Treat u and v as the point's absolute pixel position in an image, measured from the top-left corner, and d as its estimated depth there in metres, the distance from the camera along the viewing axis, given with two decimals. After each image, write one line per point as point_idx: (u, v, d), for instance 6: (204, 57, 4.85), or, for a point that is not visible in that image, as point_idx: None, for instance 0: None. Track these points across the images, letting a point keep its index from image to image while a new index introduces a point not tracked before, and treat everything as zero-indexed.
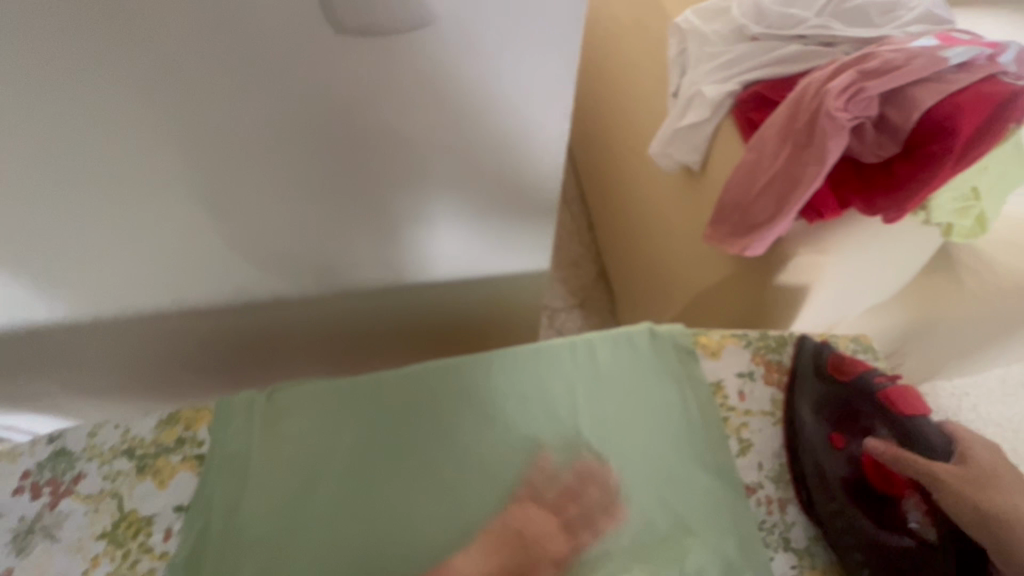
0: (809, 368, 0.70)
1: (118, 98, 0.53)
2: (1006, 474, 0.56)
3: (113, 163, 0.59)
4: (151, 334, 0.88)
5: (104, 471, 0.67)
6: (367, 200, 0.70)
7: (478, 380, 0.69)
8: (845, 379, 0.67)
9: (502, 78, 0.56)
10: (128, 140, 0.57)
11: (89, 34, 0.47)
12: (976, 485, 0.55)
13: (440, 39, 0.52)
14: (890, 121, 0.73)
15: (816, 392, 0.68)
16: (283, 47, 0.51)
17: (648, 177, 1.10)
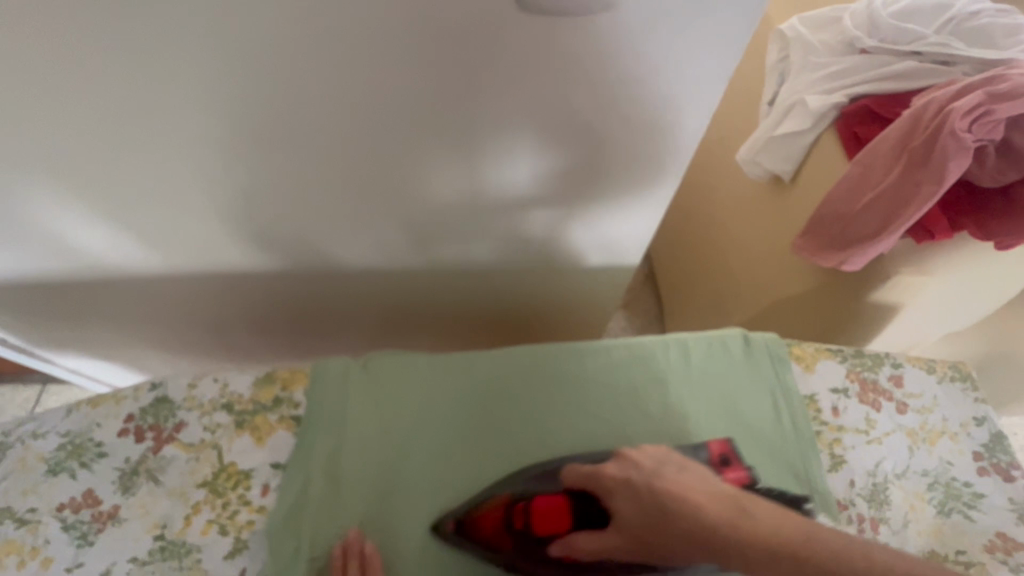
0: (480, 551, 0.61)
1: (278, 70, 0.54)
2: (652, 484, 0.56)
3: (256, 127, 0.60)
4: (238, 293, 0.90)
5: (205, 422, 0.69)
6: (476, 185, 0.71)
7: (571, 369, 0.71)
8: (514, 536, 0.61)
9: (638, 78, 0.57)
10: (275, 110, 0.59)
11: (270, 9, 0.48)
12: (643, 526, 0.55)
13: (588, 39, 0.53)
14: (1015, 146, 0.71)
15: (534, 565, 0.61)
16: (443, 37, 0.52)
17: (729, 182, 1.09)
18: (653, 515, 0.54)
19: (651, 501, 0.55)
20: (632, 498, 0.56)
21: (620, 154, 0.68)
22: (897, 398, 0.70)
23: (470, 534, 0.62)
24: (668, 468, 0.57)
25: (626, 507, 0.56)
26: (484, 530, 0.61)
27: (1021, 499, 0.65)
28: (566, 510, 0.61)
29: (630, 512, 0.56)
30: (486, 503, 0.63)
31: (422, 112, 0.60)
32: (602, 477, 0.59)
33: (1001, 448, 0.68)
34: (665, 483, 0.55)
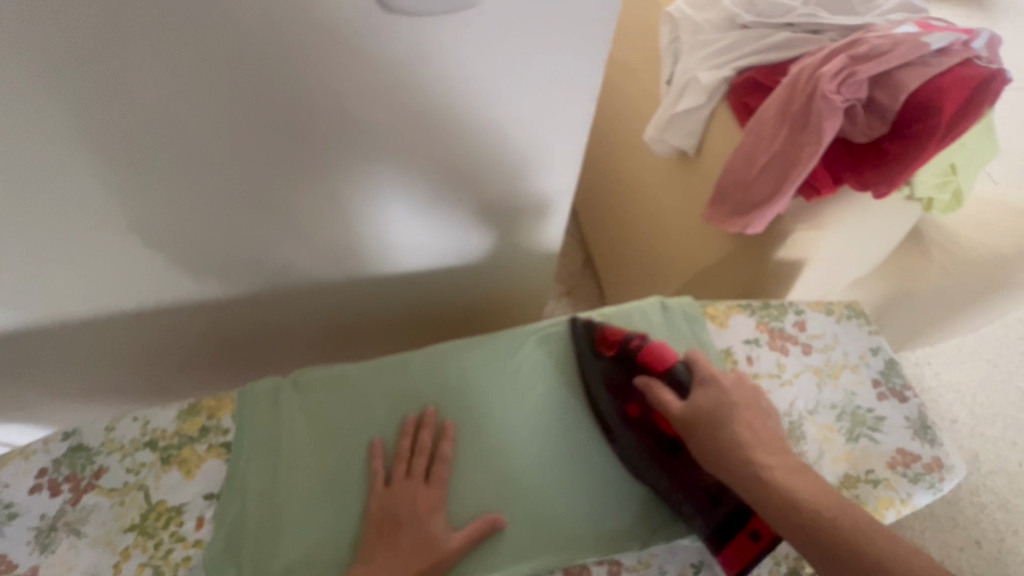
0: (590, 347, 0.71)
1: (145, 83, 0.53)
2: (744, 408, 0.61)
3: (139, 147, 0.58)
4: (155, 331, 0.86)
5: (127, 463, 0.65)
6: (379, 190, 0.71)
7: (502, 355, 0.73)
8: (617, 352, 0.69)
9: (523, 71, 0.59)
10: (152, 125, 0.57)
11: (123, 20, 0.47)
12: (698, 421, 0.60)
13: (460, 33, 0.53)
14: (879, 103, 0.78)
15: (600, 383, 0.69)
16: (317, 37, 0.52)
17: (643, 162, 1.14)
18: (712, 422, 0.60)
19: (708, 413, 0.60)
20: (710, 399, 0.61)
21: (518, 149, 0.69)
22: (802, 340, 0.76)
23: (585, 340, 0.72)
24: (757, 409, 0.62)
25: (700, 399, 0.62)
26: (603, 338, 0.71)
27: (915, 416, 0.72)
28: (666, 376, 0.65)
29: (700, 403, 0.61)
30: (615, 331, 0.71)
31: (314, 119, 0.60)
32: (711, 371, 0.64)
33: (895, 373, 0.75)
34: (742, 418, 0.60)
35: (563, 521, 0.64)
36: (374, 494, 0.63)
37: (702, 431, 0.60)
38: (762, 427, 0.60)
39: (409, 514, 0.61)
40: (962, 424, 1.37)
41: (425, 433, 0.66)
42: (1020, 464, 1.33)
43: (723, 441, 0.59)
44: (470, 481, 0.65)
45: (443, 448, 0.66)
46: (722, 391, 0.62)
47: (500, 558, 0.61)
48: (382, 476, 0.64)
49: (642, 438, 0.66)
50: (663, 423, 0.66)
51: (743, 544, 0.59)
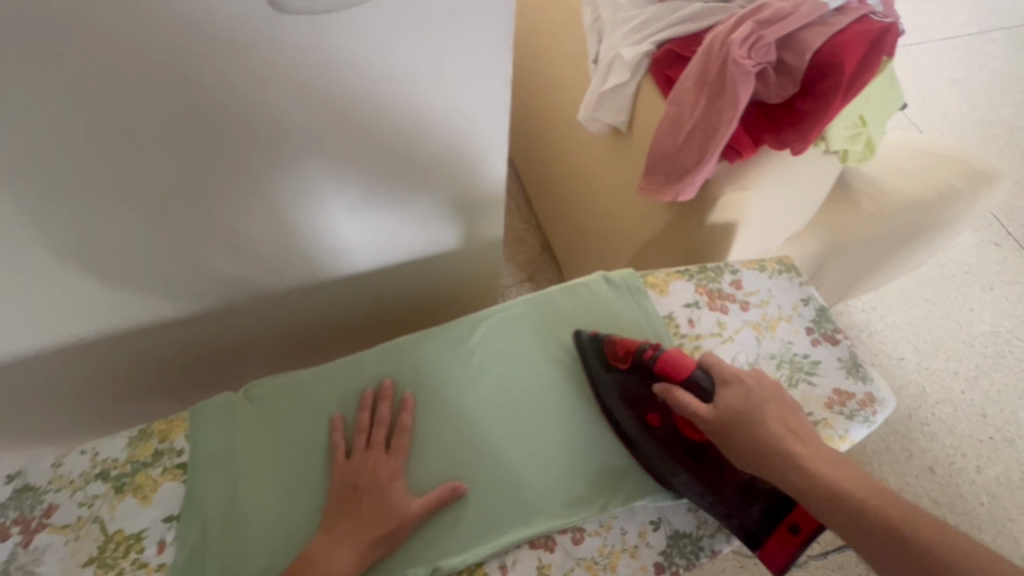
0: (602, 365, 0.71)
1: (41, 114, 0.50)
2: (770, 404, 0.63)
3: (43, 181, 0.56)
4: (100, 365, 0.83)
5: (79, 498, 0.64)
6: (309, 198, 0.71)
7: (454, 344, 0.74)
8: (632, 364, 0.69)
9: (434, 60, 0.59)
10: (55, 156, 0.54)
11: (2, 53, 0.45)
12: (729, 422, 0.62)
13: (362, 30, 0.53)
14: (787, 64, 0.81)
15: (619, 396, 0.69)
16: (216, 50, 0.51)
17: (581, 143, 1.17)
18: (744, 420, 0.62)
19: (738, 413, 0.62)
20: (738, 397, 0.63)
21: (441, 141, 0.70)
22: (740, 298, 0.80)
23: (593, 354, 0.71)
24: (783, 405, 0.64)
25: (729, 398, 0.63)
26: (615, 351, 0.70)
27: (846, 356, 0.77)
28: (687, 377, 0.66)
29: (730, 403, 0.63)
30: (625, 342, 0.70)
31: (228, 132, 0.59)
32: (731, 372, 0.66)
33: (826, 318, 0.80)
34: (775, 419, 0.62)
35: (525, 495, 0.65)
36: (336, 466, 0.64)
37: (739, 431, 0.62)
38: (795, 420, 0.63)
39: (372, 481, 0.62)
40: (908, 361, 1.46)
41: (384, 406, 0.68)
42: (963, 391, 1.43)
43: (760, 438, 0.61)
44: (431, 468, 0.66)
45: (403, 418, 0.68)
46: (747, 390, 0.64)
47: (466, 539, 0.62)
48: (344, 449, 0.65)
49: (671, 447, 0.66)
50: (688, 428, 0.67)
51: (782, 537, 0.62)
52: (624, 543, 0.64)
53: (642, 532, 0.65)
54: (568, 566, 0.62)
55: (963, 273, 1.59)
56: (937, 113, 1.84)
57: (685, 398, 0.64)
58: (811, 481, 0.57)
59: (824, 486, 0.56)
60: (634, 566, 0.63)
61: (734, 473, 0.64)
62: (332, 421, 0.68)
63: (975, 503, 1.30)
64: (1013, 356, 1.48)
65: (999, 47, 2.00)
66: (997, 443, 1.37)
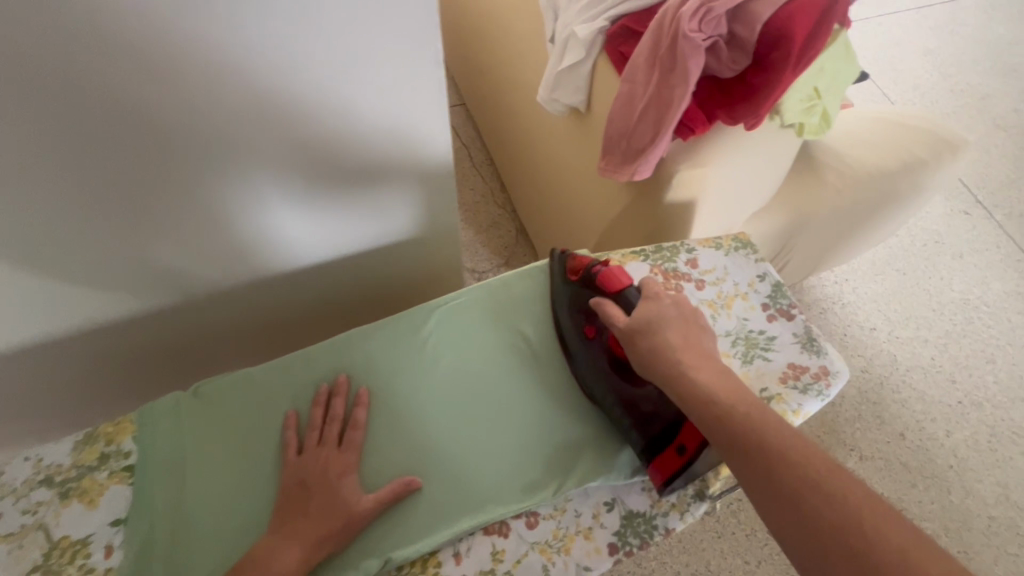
0: (561, 275, 0.75)
1: None
2: (683, 325, 0.64)
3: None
4: (53, 368, 0.82)
5: (22, 506, 0.63)
6: (251, 191, 0.69)
7: (408, 334, 0.73)
8: (580, 277, 0.72)
9: (360, 41, 0.56)
10: None
11: None
12: (638, 330, 0.63)
13: (274, 12, 0.50)
14: (738, 36, 0.79)
15: (567, 306, 0.72)
16: (117, 39, 0.47)
17: (544, 124, 1.15)
18: (650, 332, 0.63)
19: (648, 325, 0.63)
20: (654, 312, 0.64)
21: (380, 128, 0.68)
22: (695, 277, 0.80)
23: (558, 268, 0.75)
24: (698, 329, 0.65)
25: (646, 310, 0.65)
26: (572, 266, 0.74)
27: (801, 332, 0.77)
28: (620, 295, 0.68)
29: (644, 315, 0.64)
30: (582, 261, 0.73)
31: (153, 128, 0.56)
32: (662, 291, 0.67)
33: (782, 294, 0.80)
34: (684, 339, 0.63)
35: (478, 481, 0.65)
36: (287, 463, 0.63)
37: (646, 340, 0.62)
38: (703, 348, 0.63)
39: (322, 476, 0.61)
40: (880, 331, 1.48)
41: (337, 402, 0.67)
42: (932, 358, 1.45)
43: (661, 350, 0.61)
44: (384, 460, 0.65)
45: (358, 412, 0.67)
46: (667, 310, 0.65)
47: (420, 529, 0.61)
48: (295, 446, 0.64)
49: (600, 359, 0.68)
50: (618, 346, 0.68)
51: (671, 458, 0.63)
52: (578, 525, 0.64)
53: (596, 514, 0.65)
54: (522, 550, 0.62)
55: (932, 242, 1.60)
56: (909, 83, 1.84)
57: (610, 306, 0.66)
58: (699, 396, 0.57)
59: (709, 401, 0.57)
60: (588, 548, 0.63)
61: (646, 393, 0.66)
62: (285, 417, 0.67)
63: (945, 466, 1.33)
64: (981, 321, 1.50)
65: (971, 15, 2.00)
66: (965, 407, 1.39)
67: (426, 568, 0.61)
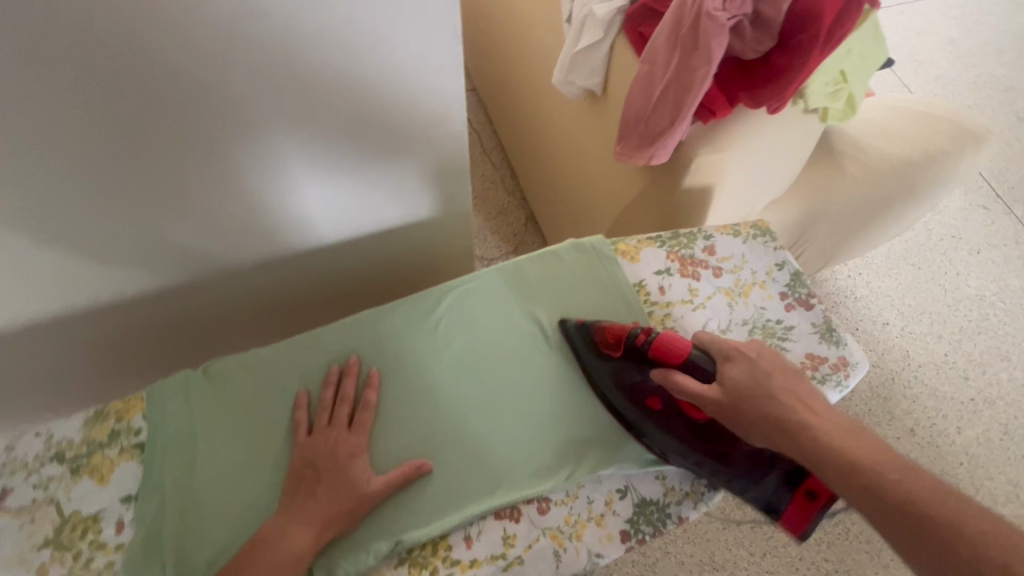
0: (594, 350, 0.67)
1: None
2: (778, 371, 0.59)
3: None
4: (63, 345, 0.81)
5: (33, 480, 0.63)
6: (261, 171, 0.67)
7: (420, 317, 0.72)
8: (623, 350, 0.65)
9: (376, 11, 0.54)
10: None
11: None
12: (738, 400, 0.58)
13: None
14: (764, 16, 0.76)
15: (616, 382, 0.66)
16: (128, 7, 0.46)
17: (558, 108, 1.13)
18: (754, 394, 0.57)
19: (748, 390, 0.58)
20: (744, 372, 0.59)
21: (395, 105, 0.66)
22: (713, 264, 0.78)
23: (583, 342, 0.68)
24: (791, 373, 0.59)
25: (734, 374, 0.59)
26: (603, 338, 0.67)
27: (820, 322, 0.75)
28: (682, 359, 0.62)
29: (737, 378, 0.59)
30: (612, 327, 0.67)
31: (163, 103, 0.55)
32: (731, 346, 0.62)
33: (801, 283, 0.78)
34: (787, 388, 0.57)
35: (490, 465, 0.64)
36: (296, 443, 0.63)
37: (750, 409, 0.57)
38: (801, 386, 0.58)
39: (331, 457, 0.61)
40: (893, 326, 1.46)
41: (348, 382, 0.67)
42: (946, 354, 1.43)
43: (773, 411, 0.56)
44: (393, 442, 0.65)
45: (369, 393, 0.66)
46: (752, 367, 0.59)
47: (430, 512, 0.61)
48: (306, 425, 0.64)
49: (677, 429, 0.63)
50: (692, 409, 0.63)
51: (800, 506, 0.59)
52: (590, 512, 0.63)
53: (608, 501, 0.64)
54: (534, 535, 0.62)
55: (950, 237, 1.57)
56: (930, 74, 1.79)
57: (685, 382, 0.60)
58: (826, 451, 0.52)
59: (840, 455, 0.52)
60: (600, 534, 0.62)
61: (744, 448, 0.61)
62: (296, 397, 0.66)
63: (955, 463, 1.31)
64: (997, 318, 1.47)
65: (996, 4, 1.94)
66: (978, 405, 1.37)
67: (436, 552, 0.60)
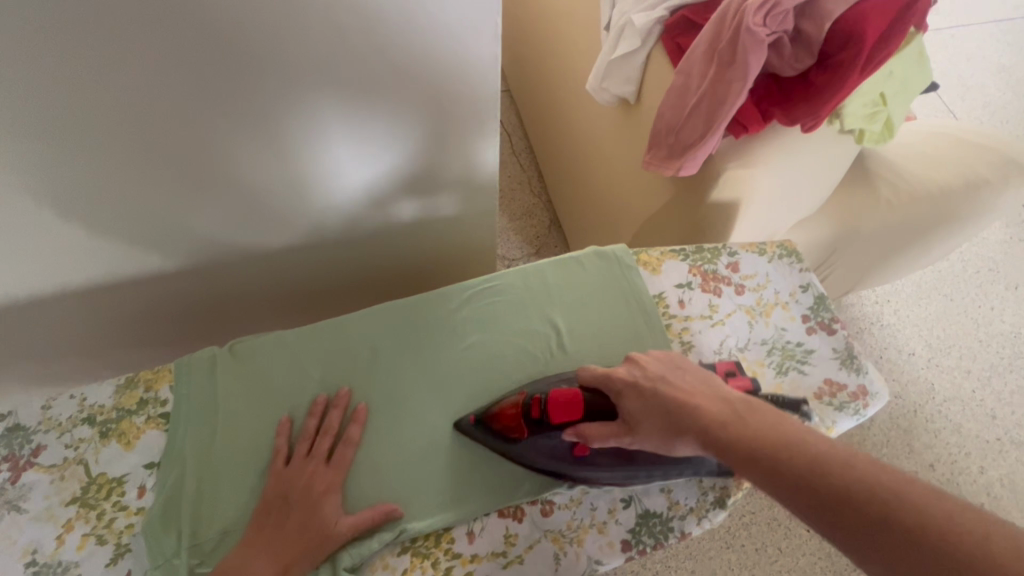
0: (503, 439, 0.63)
1: (21, 64, 0.49)
2: (659, 375, 0.61)
3: (17, 132, 0.55)
4: (100, 312, 0.85)
5: (65, 440, 0.66)
6: (298, 158, 0.70)
7: (438, 313, 0.73)
8: (527, 429, 0.62)
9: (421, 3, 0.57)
10: (37, 107, 0.53)
11: None
12: (647, 422, 0.59)
13: None
14: (805, 33, 0.76)
15: (540, 454, 0.63)
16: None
17: (590, 114, 1.13)
18: (657, 412, 0.58)
19: (648, 409, 0.59)
20: (636, 397, 0.60)
21: (431, 98, 0.68)
22: (735, 281, 0.78)
23: (489, 432, 0.64)
24: (675, 372, 0.62)
25: (634, 405, 0.59)
26: (501, 424, 0.63)
27: (842, 347, 0.74)
28: (579, 404, 0.61)
29: (635, 408, 0.59)
30: (503, 404, 0.64)
31: (210, 87, 0.57)
32: (613, 378, 0.62)
33: (824, 307, 0.77)
34: (674, 391, 0.59)
35: (498, 463, 0.65)
36: (274, 472, 0.63)
37: (659, 424, 0.58)
38: (677, 379, 0.60)
39: (305, 492, 0.61)
40: (918, 357, 1.42)
41: (334, 414, 0.66)
42: (973, 391, 1.38)
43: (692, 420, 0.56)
44: (405, 432, 0.66)
45: (354, 429, 0.65)
46: (637, 388, 0.60)
47: (436, 503, 0.63)
48: (284, 455, 0.64)
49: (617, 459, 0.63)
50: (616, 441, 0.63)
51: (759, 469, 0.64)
52: (592, 518, 0.64)
53: (612, 509, 0.65)
54: (535, 536, 0.63)
55: (986, 269, 1.52)
56: (977, 101, 1.73)
57: (600, 432, 0.60)
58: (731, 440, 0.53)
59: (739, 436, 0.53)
60: (601, 541, 0.63)
61: None
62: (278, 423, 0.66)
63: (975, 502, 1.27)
64: None
65: None
66: (1004, 445, 1.33)
67: (438, 543, 0.62)
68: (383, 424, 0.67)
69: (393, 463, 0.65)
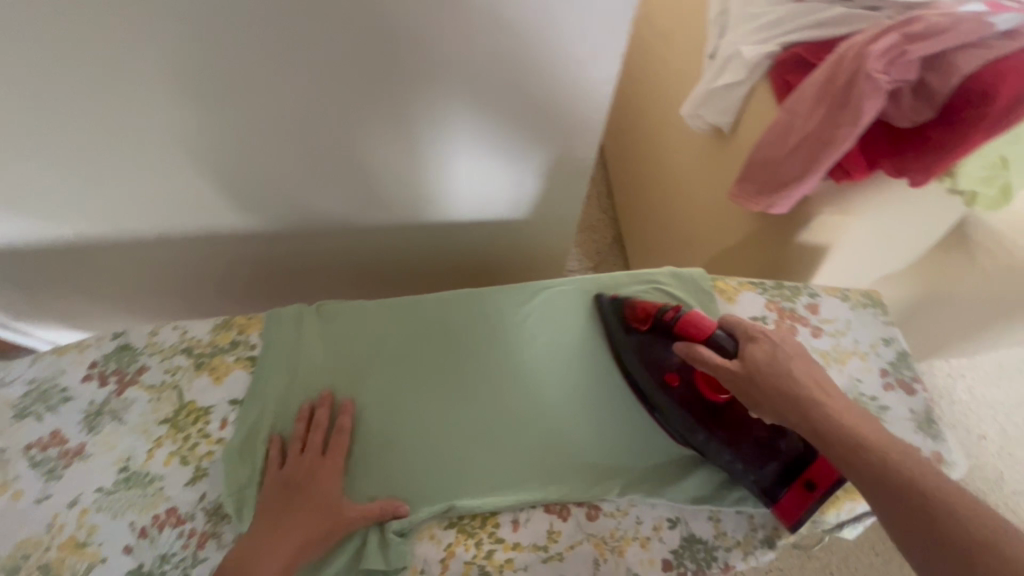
0: (620, 326, 0.72)
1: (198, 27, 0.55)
2: (789, 357, 0.60)
3: (180, 85, 0.61)
4: (200, 258, 0.93)
5: (165, 365, 0.73)
6: (407, 142, 0.74)
7: (512, 306, 0.76)
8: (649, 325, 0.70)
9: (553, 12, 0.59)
10: (201, 66, 0.60)
11: None
12: (749, 376, 0.60)
13: None
14: (928, 86, 0.74)
15: (642, 352, 0.70)
16: None
17: (678, 139, 1.14)
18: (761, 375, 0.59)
19: (762, 369, 0.59)
20: (765, 351, 0.61)
21: (541, 102, 0.71)
22: (813, 323, 0.77)
23: (611, 317, 0.73)
24: (808, 360, 0.60)
25: (756, 353, 0.61)
26: (630, 312, 0.72)
27: (920, 409, 0.72)
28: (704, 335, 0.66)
29: (759, 355, 0.60)
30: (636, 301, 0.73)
31: (349, 68, 0.63)
32: (756, 329, 0.64)
33: (906, 364, 0.75)
34: (791, 365, 0.59)
35: (550, 459, 0.67)
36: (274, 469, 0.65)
37: (761, 389, 0.59)
38: (800, 363, 0.60)
39: (306, 480, 0.63)
40: (990, 441, 1.32)
41: (322, 412, 0.68)
42: None
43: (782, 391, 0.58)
44: (466, 414, 0.69)
45: (342, 420, 0.67)
46: (779, 346, 0.61)
47: (485, 487, 0.65)
48: (278, 460, 0.65)
49: (688, 405, 0.66)
50: (704, 386, 0.67)
51: (799, 492, 0.62)
52: (636, 531, 0.64)
53: (656, 526, 0.65)
54: (576, 538, 0.64)
55: None
56: None
57: (705, 355, 0.63)
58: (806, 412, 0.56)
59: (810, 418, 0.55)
60: (642, 556, 0.63)
61: (758, 425, 0.65)
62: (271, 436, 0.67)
63: None
64: None
65: None
66: None
67: (483, 525, 0.64)
68: (446, 403, 0.70)
69: (450, 440, 0.68)
